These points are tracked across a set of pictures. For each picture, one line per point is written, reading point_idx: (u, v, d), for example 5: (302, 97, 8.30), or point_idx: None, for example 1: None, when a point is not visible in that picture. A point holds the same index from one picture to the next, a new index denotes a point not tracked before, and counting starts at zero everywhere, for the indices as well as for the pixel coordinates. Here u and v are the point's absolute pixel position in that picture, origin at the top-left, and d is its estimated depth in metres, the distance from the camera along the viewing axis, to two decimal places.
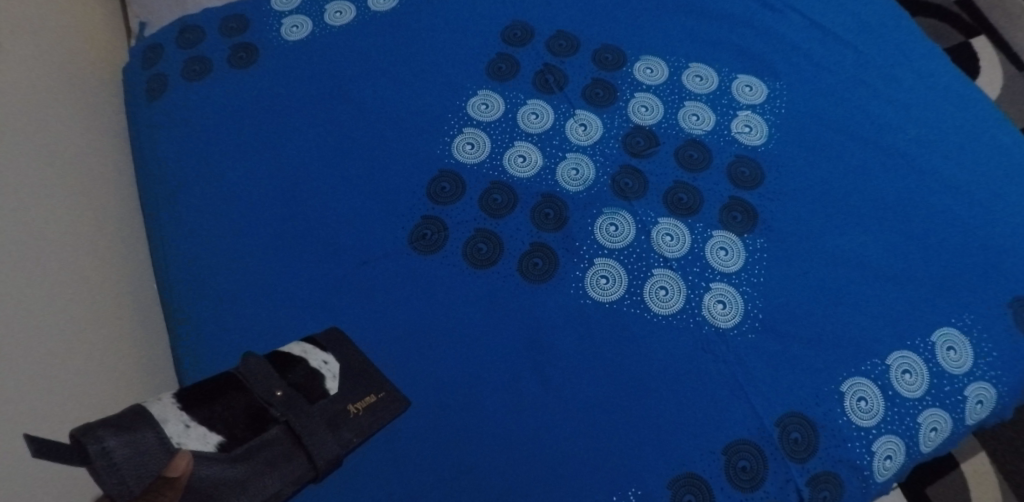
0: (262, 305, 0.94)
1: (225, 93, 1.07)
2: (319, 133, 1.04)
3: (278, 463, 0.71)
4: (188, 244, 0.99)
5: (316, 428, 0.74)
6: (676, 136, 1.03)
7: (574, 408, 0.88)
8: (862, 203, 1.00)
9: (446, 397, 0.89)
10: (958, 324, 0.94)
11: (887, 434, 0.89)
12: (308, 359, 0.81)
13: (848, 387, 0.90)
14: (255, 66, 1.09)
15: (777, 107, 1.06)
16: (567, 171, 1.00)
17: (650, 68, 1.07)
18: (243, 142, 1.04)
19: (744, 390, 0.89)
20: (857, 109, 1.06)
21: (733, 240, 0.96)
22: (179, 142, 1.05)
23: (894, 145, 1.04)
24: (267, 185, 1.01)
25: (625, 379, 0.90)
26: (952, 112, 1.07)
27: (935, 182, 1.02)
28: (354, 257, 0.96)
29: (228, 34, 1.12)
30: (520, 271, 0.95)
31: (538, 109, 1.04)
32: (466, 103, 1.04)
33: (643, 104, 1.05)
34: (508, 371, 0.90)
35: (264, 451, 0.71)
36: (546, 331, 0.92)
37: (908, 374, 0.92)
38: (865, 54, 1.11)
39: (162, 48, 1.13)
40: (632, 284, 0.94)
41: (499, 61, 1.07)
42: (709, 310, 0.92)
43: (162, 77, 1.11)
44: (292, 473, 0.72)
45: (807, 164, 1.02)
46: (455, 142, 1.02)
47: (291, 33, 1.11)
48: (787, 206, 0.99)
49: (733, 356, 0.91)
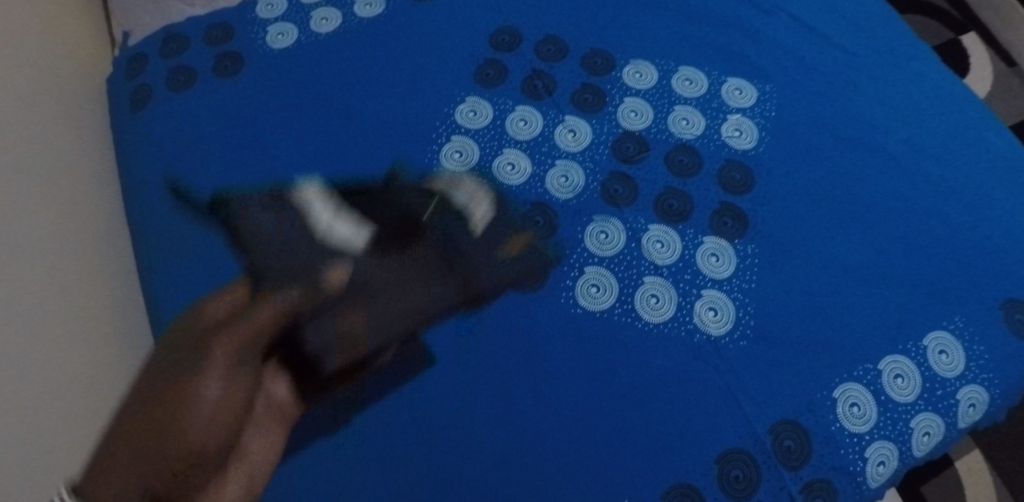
0: None
1: (211, 102, 1.06)
2: (307, 142, 1.02)
3: (420, 280, 0.88)
4: (175, 258, 0.98)
5: (472, 256, 0.91)
6: (665, 141, 1.02)
7: (567, 418, 0.88)
8: (853, 206, 1.00)
9: (438, 407, 0.89)
10: (950, 327, 0.94)
11: (879, 440, 0.89)
12: (466, 193, 0.96)
13: (841, 393, 0.90)
14: (241, 75, 1.08)
15: (767, 111, 1.05)
16: (557, 179, 0.99)
17: (639, 72, 1.06)
18: (230, 152, 1.03)
19: (736, 398, 0.89)
20: (848, 112, 1.06)
21: (725, 246, 0.96)
22: (165, 153, 1.04)
23: (885, 148, 1.03)
24: (254, 195, 1.00)
25: (617, 389, 0.89)
26: (942, 112, 1.07)
27: (927, 185, 1.01)
28: None
29: (213, 43, 1.11)
30: (510, 280, 0.94)
31: (527, 115, 1.03)
32: (454, 111, 1.03)
33: (632, 109, 1.04)
34: (500, 381, 0.90)
35: (410, 262, 0.87)
36: (537, 340, 0.92)
37: (900, 378, 0.91)
38: (856, 55, 1.10)
39: (146, 58, 1.12)
40: (623, 292, 0.93)
41: (486, 67, 1.07)
42: (701, 318, 0.92)
43: (146, 87, 1.09)
44: (441, 289, 0.90)
45: (798, 168, 1.02)
46: (443, 151, 1.01)
47: (276, 41, 1.10)
48: (778, 211, 0.99)
49: (725, 364, 0.90)
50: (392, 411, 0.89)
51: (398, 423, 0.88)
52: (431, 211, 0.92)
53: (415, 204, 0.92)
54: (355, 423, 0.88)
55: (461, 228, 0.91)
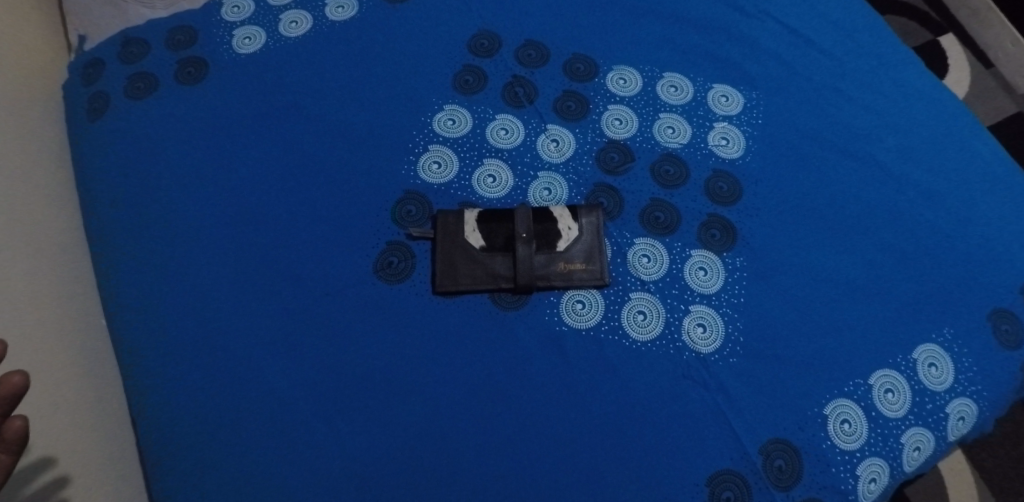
0: (222, 341, 0.89)
1: (174, 111, 1.01)
2: (277, 153, 0.98)
3: None
4: (136, 277, 0.93)
5: None
6: (651, 150, 0.99)
7: (552, 442, 0.85)
8: (842, 217, 0.98)
9: (417, 431, 0.85)
10: (939, 340, 0.93)
11: (871, 456, 0.87)
12: (559, 223, 0.92)
13: (831, 410, 0.88)
14: (206, 81, 1.02)
15: (753, 118, 1.03)
16: (540, 191, 0.96)
17: (623, 79, 1.03)
18: (195, 163, 0.98)
19: (727, 418, 0.86)
20: (835, 119, 1.03)
21: (713, 259, 0.93)
22: (124, 165, 0.98)
23: (872, 156, 1.01)
24: (223, 209, 0.95)
25: (604, 410, 0.86)
26: (929, 119, 1.05)
27: (915, 193, 1.00)
28: (316, 287, 0.91)
29: (175, 47, 1.05)
30: (492, 298, 0.91)
31: (508, 124, 0.99)
32: (431, 119, 0.99)
33: (616, 117, 1.01)
34: (483, 403, 0.86)
35: None
36: (521, 360, 0.88)
37: (890, 393, 0.90)
38: (842, 61, 1.08)
39: (104, 63, 1.05)
40: (610, 310, 0.90)
41: (465, 73, 1.02)
42: (689, 335, 0.89)
43: (104, 95, 1.03)
44: None
45: (786, 178, 0.99)
46: (420, 162, 0.97)
47: (243, 45, 1.04)
48: (766, 222, 0.96)
49: (715, 382, 0.88)
50: (368, 437, 0.85)
51: (375, 449, 0.84)
52: (537, 229, 0.92)
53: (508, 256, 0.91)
54: (330, 449, 0.84)
55: (549, 266, 0.90)
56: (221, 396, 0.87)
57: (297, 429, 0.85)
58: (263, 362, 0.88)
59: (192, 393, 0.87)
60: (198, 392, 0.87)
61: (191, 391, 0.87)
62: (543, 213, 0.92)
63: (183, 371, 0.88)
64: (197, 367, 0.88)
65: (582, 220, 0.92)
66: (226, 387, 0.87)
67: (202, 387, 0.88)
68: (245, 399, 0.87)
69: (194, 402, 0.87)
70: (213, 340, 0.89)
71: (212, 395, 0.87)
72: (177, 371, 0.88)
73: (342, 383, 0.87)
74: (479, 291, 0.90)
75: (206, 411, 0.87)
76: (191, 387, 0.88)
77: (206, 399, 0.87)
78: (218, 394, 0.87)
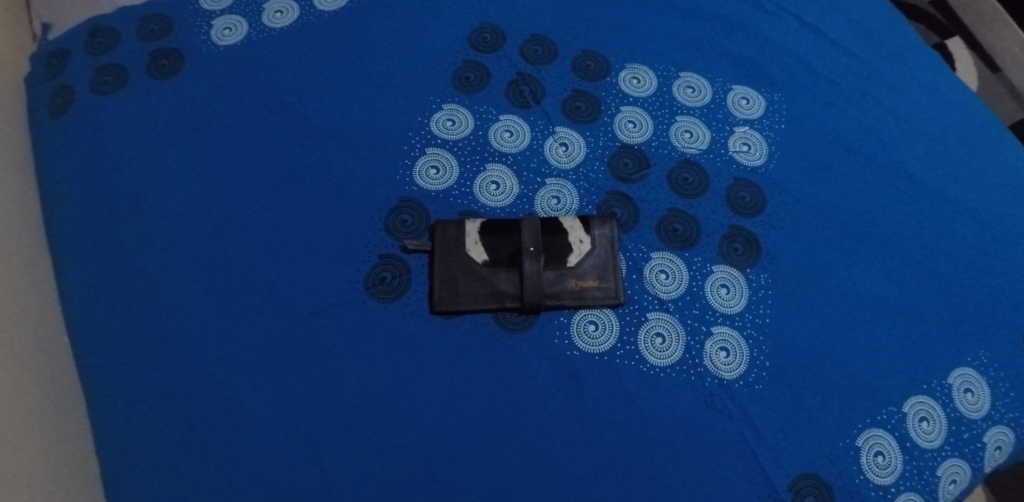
0: (198, 366, 0.80)
1: (146, 107, 0.92)
2: (259, 154, 0.89)
3: None
4: (102, 290, 0.83)
5: None
6: (668, 156, 0.91)
7: (564, 479, 0.77)
8: (872, 231, 0.90)
9: (414, 467, 0.77)
10: (975, 363, 0.86)
11: (906, 492, 0.80)
12: (570, 235, 0.84)
13: (864, 441, 0.81)
14: (182, 76, 0.93)
15: (776, 122, 0.95)
16: (548, 200, 0.88)
17: (637, 78, 0.96)
18: (169, 166, 0.89)
19: (754, 452, 0.79)
20: (861, 125, 0.96)
21: (736, 276, 0.85)
22: (91, 168, 0.89)
23: (902, 165, 0.94)
24: (200, 218, 0.86)
25: (620, 442, 0.78)
26: (959, 126, 0.98)
27: (947, 205, 0.93)
28: (301, 304, 0.83)
29: (148, 38, 0.96)
30: (496, 318, 0.82)
31: (512, 126, 0.91)
32: (429, 120, 0.91)
33: (630, 120, 0.93)
34: (487, 434, 0.78)
35: None
36: (529, 387, 0.80)
37: (926, 422, 0.83)
38: (867, 62, 1.01)
39: (69, 55, 0.96)
40: (625, 332, 0.82)
41: (465, 70, 0.94)
42: (712, 360, 0.81)
43: (69, 90, 0.93)
44: None
45: (813, 188, 0.92)
46: (417, 166, 0.88)
47: (222, 37, 0.95)
48: (792, 236, 0.89)
49: (740, 412, 0.80)
50: (360, 473, 0.76)
51: (367, 487, 0.76)
52: (546, 242, 0.83)
53: (514, 272, 0.83)
54: (317, 486, 0.76)
55: (559, 282, 0.82)
56: (196, 428, 0.78)
57: (280, 463, 0.77)
58: (242, 388, 0.79)
59: (164, 426, 0.78)
60: (171, 423, 0.78)
61: (162, 422, 0.78)
62: (551, 224, 0.84)
63: (155, 400, 0.79)
64: (170, 395, 0.79)
65: (594, 231, 0.84)
66: (202, 417, 0.78)
67: (174, 419, 0.78)
68: (223, 431, 0.78)
69: (166, 435, 0.78)
70: (188, 365, 0.80)
71: (186, 427, 0.78)
72: (147, 400, 0.79)
73: (331, 412, 0.79)
74: (482, 310, 0.82)
75: (178, 445, 0.77)
76: (162, 417, 0.78)
77: (179, 431, 0.78)
78: (194, 425, 0.78)
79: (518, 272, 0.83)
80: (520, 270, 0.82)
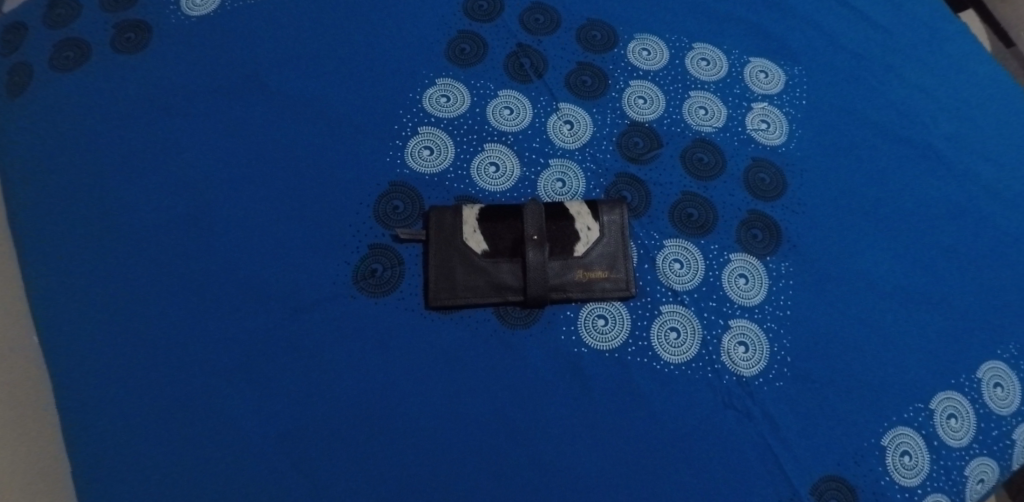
0: (174, 369, 0.73)
1: (112, 86, 0.84)
2: (238, 135, 0.82)
3: None
4: (67, 286, 0.76)
5: None
6: (680, 134, 0.85)
7: (573, 486, 0.71)
8: (897, 215, 0.84)
9: (410, 474, 0.71)
10: (1005, 357, 0.80)
11: (934, 494, 0.75)
12: (578, 222, 0.77)
13: (890, 440, 0.75)
14: (152, 50, 0.85)
15: (796, 97, 0.89)
16: (552, 183, 0.81)
17: (647, 49, 0.88)
18: (139, 150, 0.81)
19: (774, 453, 0.74)
20: (886, 101, 0.90)
21: (755, 265, 0.79)
22: (52, 152, 0.81)
23: (927, 144, 0.88)
24: (174, 206, 0.79)
25: (632, 444, 0.73)
26: (989, 101, 0.91)
27: (976, 187, 0.87)
28: (285, 299, 0.76)
29: (112, 8, 0.87)
30: (497, 313, 0.76)
31: (512, 102, 0.84)
32: (422, 96, 0.84)
33: (639, 95, 0.86)
34: (489, 437, 0.72)
35: None
36: (534, 386, 0.74)
37: (953, 419, 0.77)
38: (891, 34, 0.94)
39: (25, 28, 0.87)
40: (637, 327, 0.76)
41: (460, 42, 0.86)
42: (729, 355, 0.76)
43: (26, 67, 0.85)
44: None
45: (836, 168, 0.86)
46: (409, 147, 0.81)
47: (194, 6, 0.87)
48: (814, 222, 0.83)
49: (759, 411, 0.75)
50: (351, 480, 0.71)
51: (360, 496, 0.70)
52: (551, 230, 0.77)
53: (516, 263, 0.76)
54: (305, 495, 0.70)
55: (566, 273, 0.76)
56: (174, 437, 0.71)
57: (266, 470, 0.71)
58: (221, 390, 0.73)
59: (139, 433, 0.71)
60: (146, 432, 0.72)
61: (135, 431, 0.71)
62: (558, 211, 0.77)
63: (127, 406, 0.72)
64: (144, 401, 0.72)
65: (603, 217, 0.78)
66: (180, 424, 0.72)
67: (150, 425, 0.72)
68: (202, 439, 0.71)
69: (141, 444, 0.71)
70: (164, 369, 0.73)
71: (162, 435, 0.71)
72: (119, 406, 0.72)
73: (319, 415, 0.73)
74: (482, 304, 0.76)
75: (154, 453, 0.71)
76: (135, 425, 0.72)
77: (155, 439, 0.71)
78: (171, 433, 0.72)
79: (521, 262, 0.76)
80: (524, 260, 0.76)
